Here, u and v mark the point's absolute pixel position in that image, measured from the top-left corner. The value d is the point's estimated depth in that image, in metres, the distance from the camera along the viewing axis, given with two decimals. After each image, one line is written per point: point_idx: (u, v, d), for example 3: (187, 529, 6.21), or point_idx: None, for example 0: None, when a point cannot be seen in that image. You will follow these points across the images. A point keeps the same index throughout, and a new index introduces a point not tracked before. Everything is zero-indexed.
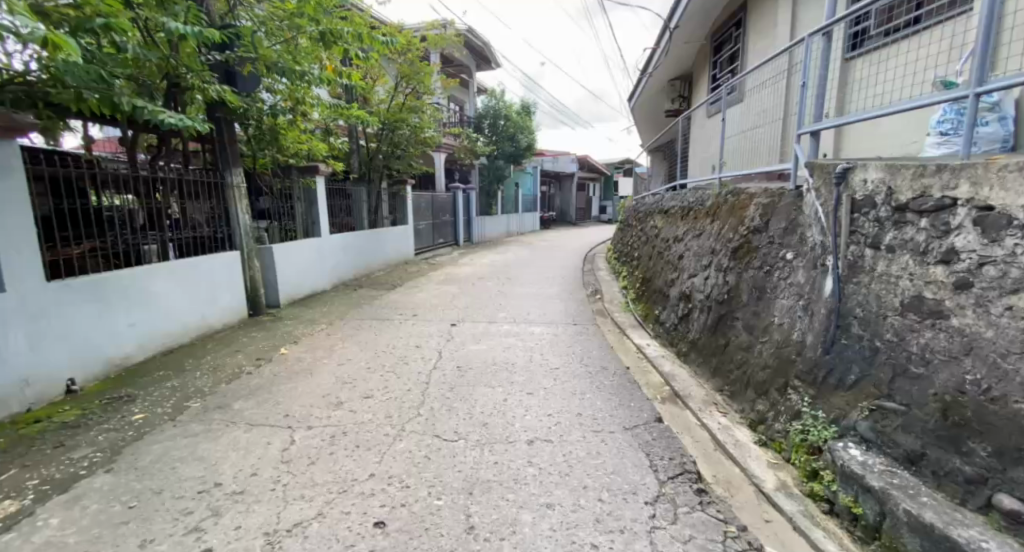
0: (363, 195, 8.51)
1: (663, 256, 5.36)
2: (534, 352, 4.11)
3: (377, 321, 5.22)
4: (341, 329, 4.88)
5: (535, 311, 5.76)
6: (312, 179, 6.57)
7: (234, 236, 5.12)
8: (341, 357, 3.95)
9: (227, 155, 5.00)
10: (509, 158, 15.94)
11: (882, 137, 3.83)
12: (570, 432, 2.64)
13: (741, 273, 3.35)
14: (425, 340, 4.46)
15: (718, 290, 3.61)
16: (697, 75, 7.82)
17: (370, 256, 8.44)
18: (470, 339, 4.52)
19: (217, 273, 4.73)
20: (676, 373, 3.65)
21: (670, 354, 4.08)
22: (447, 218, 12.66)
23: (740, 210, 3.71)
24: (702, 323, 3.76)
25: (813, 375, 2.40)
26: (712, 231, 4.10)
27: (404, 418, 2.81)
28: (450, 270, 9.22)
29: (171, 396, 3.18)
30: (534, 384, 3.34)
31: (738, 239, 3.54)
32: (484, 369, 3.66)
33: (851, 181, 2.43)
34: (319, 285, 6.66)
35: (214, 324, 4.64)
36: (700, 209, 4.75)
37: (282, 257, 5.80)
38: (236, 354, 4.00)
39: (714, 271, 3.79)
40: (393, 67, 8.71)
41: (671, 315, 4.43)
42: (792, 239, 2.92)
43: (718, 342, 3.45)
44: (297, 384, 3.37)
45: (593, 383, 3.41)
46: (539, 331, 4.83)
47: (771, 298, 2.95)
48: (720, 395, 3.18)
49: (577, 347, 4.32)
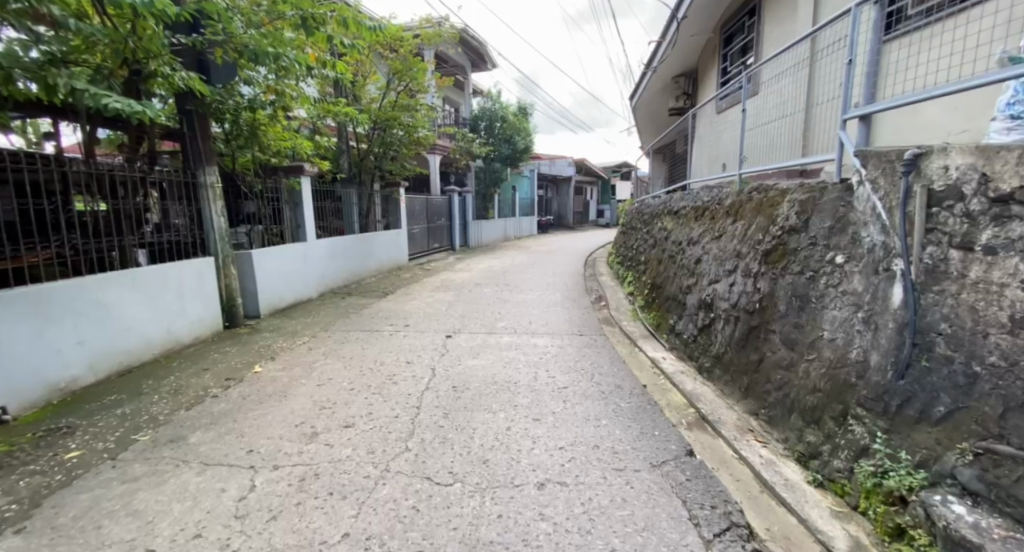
0: (352, 198, 8.05)
1: (675, 260, 4.94)
2: (538, 368, 3.66)
3: (366, 332, 4.78)
4: (326, 342, 4.44)
5: (537, 320, 5.32)
6: (297, 180, 6.11)
7: (206, 241, 4.65)
8: (322, 376, 3.50)
9: (197, 150, 4.50)
10: (505, 161, 15.53)
11: (912, 129, 3.46)
12: (588, 473, 2.20)
13: (776, 279, 2.94)
14: (418, 355, 4.02)
15: (748, 299, 3.19)
16: (704, 70, 7.46)
17: (360, 262, 7.98)
18: (468, 353, 4.08)
19: (187, 283, 4.25)
20: (701, 393, 3.23)
21: (689, 371, 3.66)
22: (442, 222, 12.21)
23: (769, 207, 3.30)
24: (728, 335, 3.34)
25: (884, 403, 2.01)
26: (735, 231, 3.69)
27: (388, 454, 2.36)
28: (446, 275, 8.76)
29: (118, 426, 2.71)
30: (541, 408, 2.90)
31: (769, 240, 3.13)
32: (483, 389, 3.23)
33: (924, 169, 2.03)
34: (303, 293, 6.21)
35: (184, 340, 4.17)
36: (716, 208, 4.35)
37: (262, 263, 5.33)
38: (204, 374, 3.55)
39: (740, 277, 3.37)
40: (385, 64, 8.33)
41: (689, 326, 4.01)
42: (840, 240, 2.52)
43: (749, 358, 3.04)
44: (268, 410, 2.91)
45: (608, 406, 2.98)
46: (543, 344, 4.39)
47: (817, 308, 2.54)
48: (756, 420, 2.77)
49: (586, 361, 3.89)
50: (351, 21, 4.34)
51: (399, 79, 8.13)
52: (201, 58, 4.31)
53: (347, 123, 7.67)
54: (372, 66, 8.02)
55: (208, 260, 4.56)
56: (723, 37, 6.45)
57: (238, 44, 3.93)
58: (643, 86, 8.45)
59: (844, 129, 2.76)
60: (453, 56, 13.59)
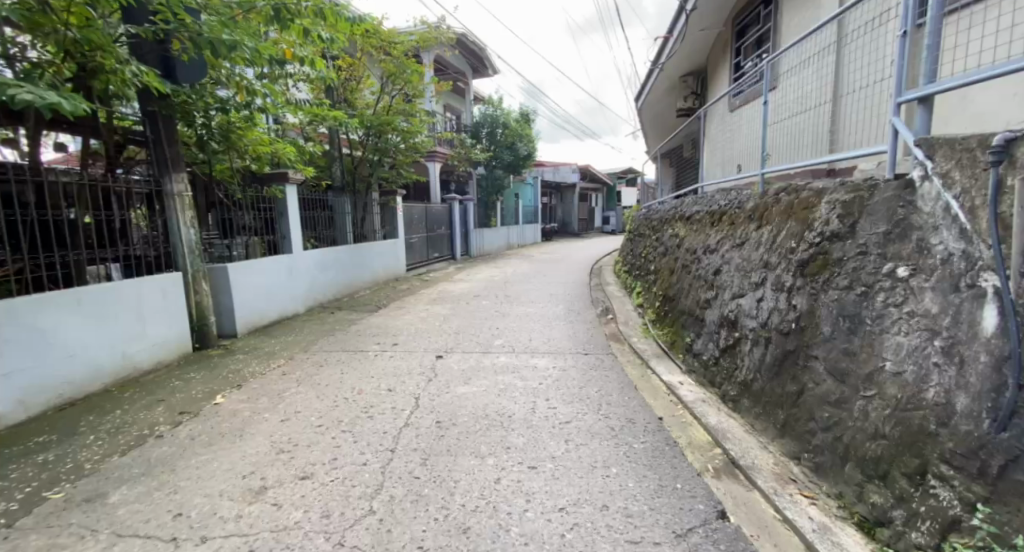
0: (345, 207, 7.65)
1: (689, 270, 4.47)
2: (537, 398, 3.19)
3: (350, 352, 4.34)
4: (304, 365, 4.01)
5: (538, 337, 4.85)
6: (281, 188, 5.70)
7: (173, 255, 4.24)
8: (289, 409, 3.06)
9: (163, 157, 4.11)
10: (508, 167, 15.16)
11: (965, 117, 3.00)
12: (592, 548, 1.74)
13: (816, 295, 2.47)
14: (402, 381, 3.56)
15: (781, 317, 2.73)
16: (715, 67, 7.03)
17: (353, 274, 7.56)
18: (458, 378, 3.62)
19: (147, 303, 3.82)
20: (727, 429, 2.77)
21: (711, 399, 3.20)
22: (442, 231, 11.80)
23: (802, 210, 2.84)
24: (759, 358, 2.87)
25: (980, 462, 1.54)
26: (761, 238, 3.23)
27: (345, 520, 1.91)
28: (444, 287, 8.33)
29: (32, 480, 2.29)
30: (538, 452, 2.44)
31: (804, 249, 2.67)
32: (472, 425, 2.77)
33: (1021, 157, 1.58)
34: (288, 309, 5.78)
35: (142, 366, 3.74)
36: (736, 213, 3.89)
37: (241, 278, 4.91)
38: (156, 408, 3.14)
39: (771, 291, 2.91)
40: (378, 68, 8.01)
41: (709, 346, 3.54)
42: (900, 249, 2.05)
43: (785, 389, 2.58)
44: (216, 456, 2.48)
45: (618, 448, 2.52)
46: (544, 366, 3.92)
47: (874, 331, 2.07)
48: (797, 466, 2.31)
49: (591, 387, 3.42)
50: (328, 11, 3.84)
51: (394, 83, 7.78)
52: (166, 55, 3.92)
53: (337, 129, 7.31)
54: (366, 70, 7.72)
55: (176, 275, 4.15)
56: (736, 29, 6.01)
57: (193, 34, 3.41)
58: (648, 86, 8.03)
59: (899, 115, 2.31)
60: (452, 62, 13.27)
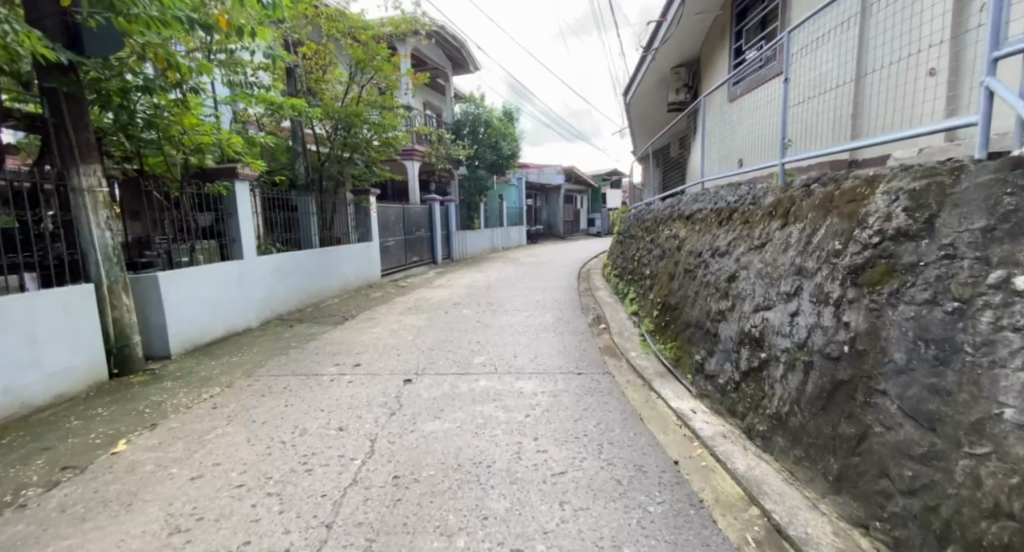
0: (311, 207, 6.93)
1: (694, 275, 3.92)
2: (524, 438, 2.58)
3: (301, 377, 3.67)
4: (243, 394, 3.34)
5: (524, 353, 4.23)
6: (228, 185, 4.96)
7: (86, 262, 3.50)
8: (207, 460, 2.39)
9: (70, 145, 3.36)
10: (490, 167, 14.55)
11: None
12: None
13: (882, 311, 1.91)
14: (357, 417, 2.91)
15: (826, 338, 2.17)
16: (712, 54, 6.53)
17: (319, 280, 6.83)
18: (427, 410, 2.99)
19: (42, 323, 3.10)
20: (761, 478, 2.21)
21: (733, 433, 2.64)
22: (422, 233, 11.12)
23: (847, 203, 2.30)
24: (796, 387, 2.31)
25: None
26: (791, 239, 2.67)
27: None
28: (421, 294, 7.68)
29: None
30: (525, 526, 1.84)
31: (857, 251, 2.12)
32: (437, 482, 2.14)
33: None
34: (237, 323, 5.06)
35: (34, 402, 3.02)
36: (751, 208, 3.34)
37: (174, 290, 4.18)
38: (33, 462, 2.44)
39: (810, 304, 2.34)
40: (346, 55, 7.33)
41: (725, 367, 2.97)
42: (1014, 251, 1.51)
43: (837, 431, 2.03)
44: (85, 540, 1.82)
45: (632, 515, 1.92)
46: (531, 391, 3.32)
47: (980, 364, 1.53)
48: (867, 538, 1.76)
49: (588, 421, 2.82)
50: None
51: (363, 71, 7.13)
52: (70, 20, 3.23)
53: (300, 122, 6.64)
54: (333, 58, 7.05)
55: (86, 288, 3.40)
56: (736, 11, 5.53)
57: None
58: (639, 78, 7.51)
59: (994, 74, 1.76)
60: (431, 56, 12.62)
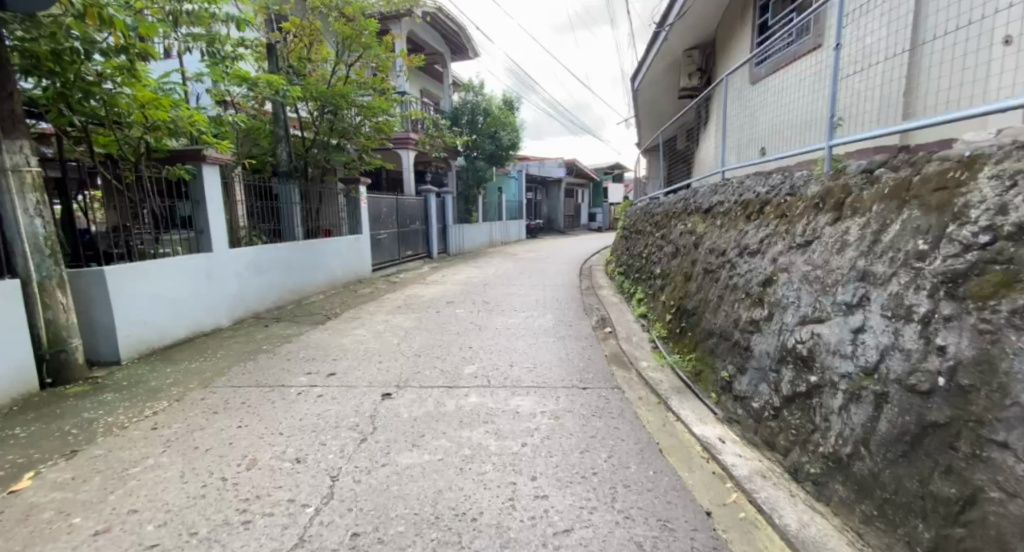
0: (294, 196, 6.40)
1: (717, 276, 3.43)
2: (518, 477, 2.10)
3: (265, 390, 3.19)
4: (193, 411, 2.85)
5: (521, 363, 3.74)
6: (194, 169, 4.45)
7: (11, 254, 3.01)
8: (123, 505, 1.92)
9: None
10: (490, 158, 13.99)
11: None
12: None
13: (1001, 334, 1.43)
14: (321, 443, 2.43)
15: (909, 365, 1.69)
16: (731, 33, 6.01)
17: (301, 275, 6.33)
18: (405, 436, 2.50)
19: None
20: (819, 541, 1.73)
21: (774, 473, 2.16)
22: (416, 226, 10.60)
23: (935, 192, 1.81)
24: (862, 423, 1.83)
25: None
26: (850, 236, 2.18)
27: None
28: (412, 290, 7.17)
29: None
30: None
31: (957, 253, 1.63)
32: (407, 545, 1.67)
33: None
34: (204, 323, 4.57)
35: None
36: (792, 198, 2.84)
37: (125, 287, 3.68)
38: None
39: (884, 320, 1.85)
40: (333, 32, 6.83)
41: (761, 389, 2.49)
42: None
43: (928, 488, 1.55)
44: None
45: None
46: (529, 410, 2.84)
47: None
48: None
49: (597, 453, 2.34)
50: None
51: (351, 49, 6.61)
52: None
53: (282, 103, 6.14)
54: (318, 35, 6.55)
55: (11, 284, 2.92)
56: None
57: None
58: (648, 61, 7.00)
59: None
60: (428, 40, 12.04)
